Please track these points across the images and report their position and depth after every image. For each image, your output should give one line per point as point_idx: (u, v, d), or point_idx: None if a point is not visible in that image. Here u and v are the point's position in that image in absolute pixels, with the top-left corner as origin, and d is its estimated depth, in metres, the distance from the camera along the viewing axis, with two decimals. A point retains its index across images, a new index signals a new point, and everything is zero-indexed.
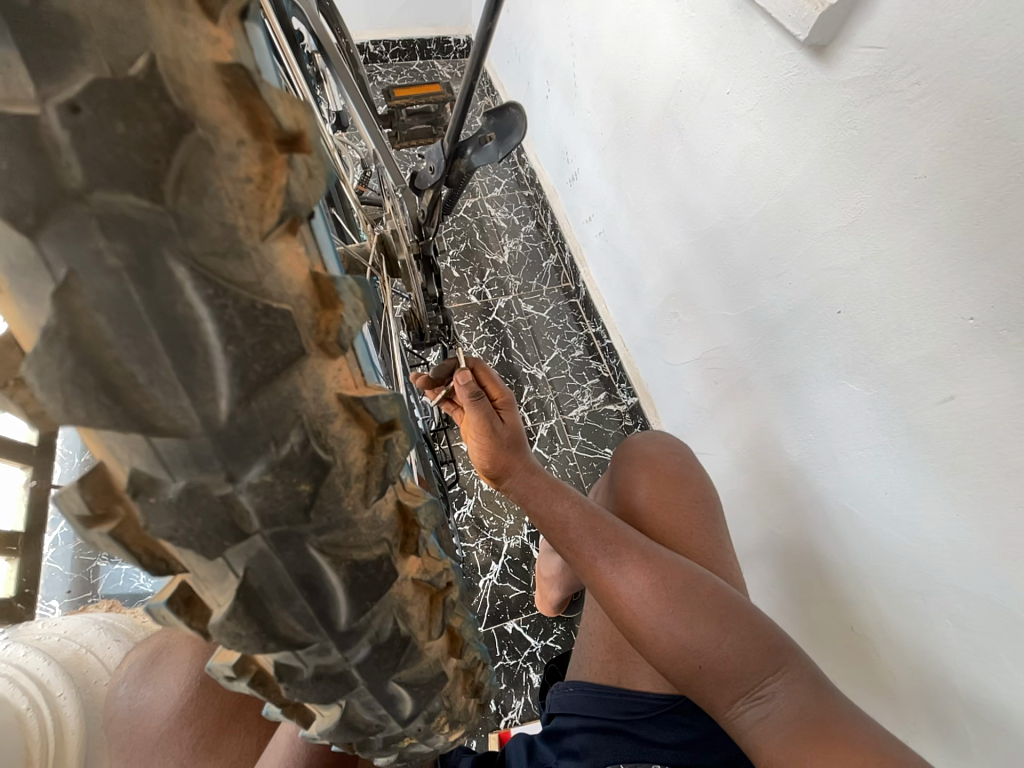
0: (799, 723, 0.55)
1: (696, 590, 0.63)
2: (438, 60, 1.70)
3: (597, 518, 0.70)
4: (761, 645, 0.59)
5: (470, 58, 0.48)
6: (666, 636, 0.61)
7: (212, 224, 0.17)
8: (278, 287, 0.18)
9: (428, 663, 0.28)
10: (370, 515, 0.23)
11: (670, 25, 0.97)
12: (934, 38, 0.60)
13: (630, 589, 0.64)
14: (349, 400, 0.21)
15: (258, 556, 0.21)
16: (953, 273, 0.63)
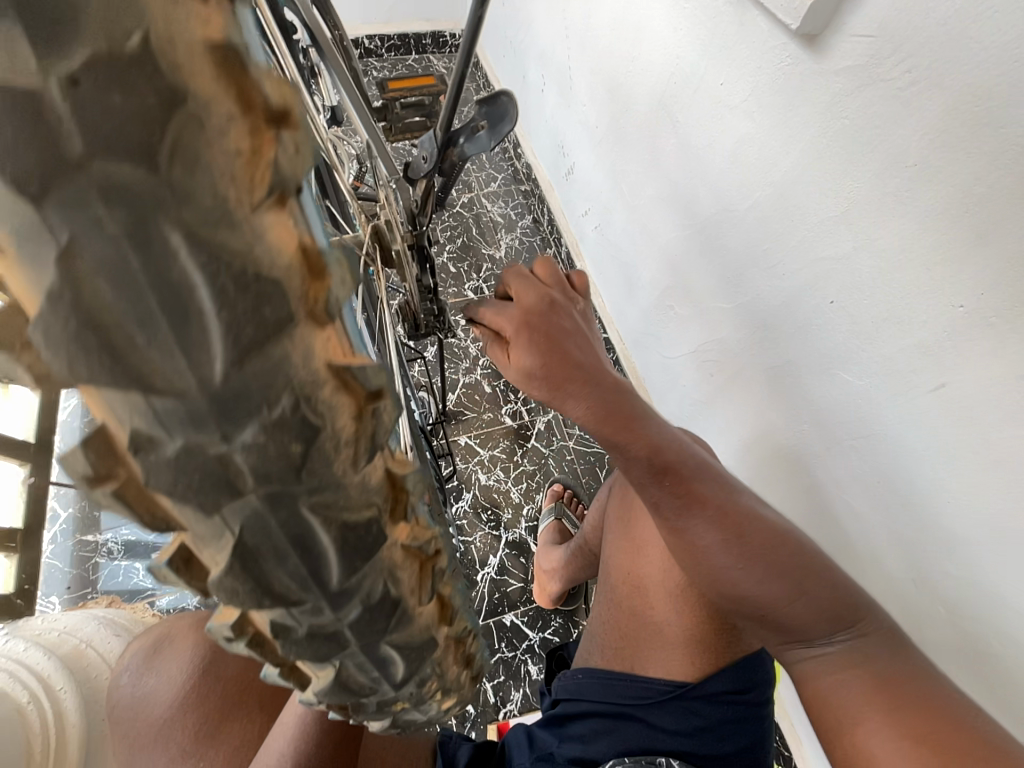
0: (863, 671, 0.53)
1: (780, 547, 0.57)
2: (433, 54, 1.69)
3: (677, 458, 0.60)
4: (834, 604, 0.55)
5: (460, 47, 0.48)
6: (736, 585, 0.58)
7: (202, 178, 0.15)
8: (269, 256, 0.16)
9: (419, 629, 0.27)
10: (359, 479, 0.21)
11: (663, 16, 0.97)
12: (923, 26, 0.60)
13: (701, 539, 0.59)
14: (339, 368, 0.19)
15: (252, 517, 0.19)
16: (943, 261, 0.63)
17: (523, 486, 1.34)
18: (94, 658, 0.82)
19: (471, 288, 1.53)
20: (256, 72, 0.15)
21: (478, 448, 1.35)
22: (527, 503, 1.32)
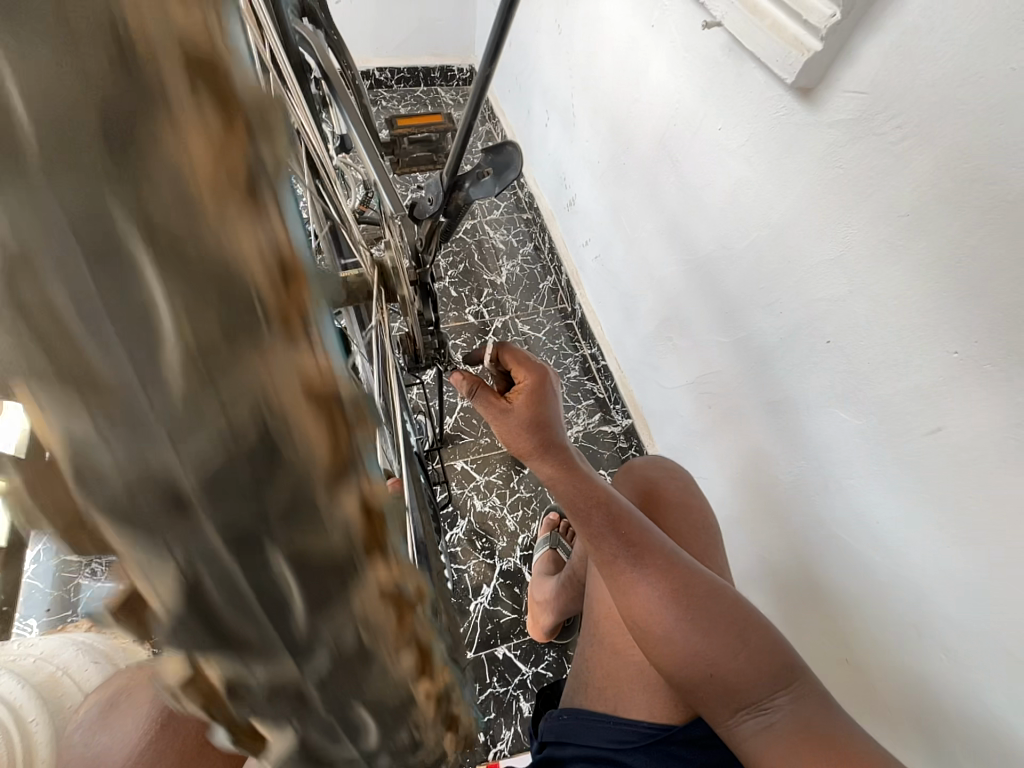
0: (801, 732, 0.58)
1: (718, 599, 0.64)
2: (441, 87, 1.75)
3: (626, 519, 0.68)
4: (772, 661, 0.61)
5: (471, 97, 0.50)
6: (681, 641, 0.61)
7: (165, 190, 0.12)
8: (255, 333, 0.13)
9: (395, 687, 0.19)
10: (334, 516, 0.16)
11: (664, 63, 1.01)
12: (914, 86, 0.63)
13: (648, 593, 0.64)
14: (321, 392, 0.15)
15: (213, 557, 0.14)
16: (938, 307, 0.64)
17: (518, 513, 1.32)
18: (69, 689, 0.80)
19: (471, 313, 1.54)
20: (237, 75, 0.13)
21: (474, 473, 1.34)
22: (522, 531, 1.30)
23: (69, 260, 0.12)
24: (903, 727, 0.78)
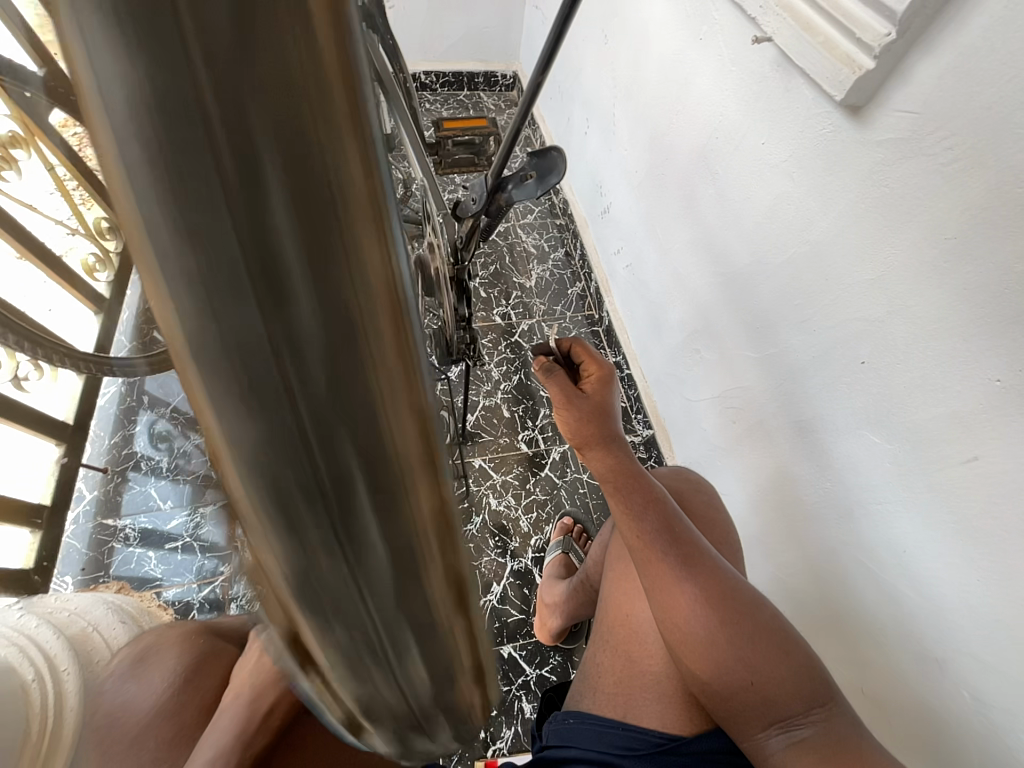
0: (835, 751, 0.57)
1: (761, 611, 0.63)
2: (484, 92, 1.79)
3: (676, 523, 0.69)
4: (810, 680, 0.61)
5: (519, 104, 0.52)
6: (722, 649, 0.61)
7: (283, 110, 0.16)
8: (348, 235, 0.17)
9: (431, 610, 0.21)
10: (396, 419, 0.18)
11: (710, 75, 1.02)
12: (968, 108, 0.62)
13: (692, 597, 0.64)
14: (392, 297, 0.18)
15: (286, 423, 0.17)
16: (982, 333, 0.63)
17: (533, 515, 1.33)
18: (99, 644, 0.85)
19: (499, 314, 1.57)
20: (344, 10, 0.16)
21: (492, 471, 1.36)
22: (535, 533, 1.31)
23: (214, 168, 0.16)
24: (915, 763, 0.76)
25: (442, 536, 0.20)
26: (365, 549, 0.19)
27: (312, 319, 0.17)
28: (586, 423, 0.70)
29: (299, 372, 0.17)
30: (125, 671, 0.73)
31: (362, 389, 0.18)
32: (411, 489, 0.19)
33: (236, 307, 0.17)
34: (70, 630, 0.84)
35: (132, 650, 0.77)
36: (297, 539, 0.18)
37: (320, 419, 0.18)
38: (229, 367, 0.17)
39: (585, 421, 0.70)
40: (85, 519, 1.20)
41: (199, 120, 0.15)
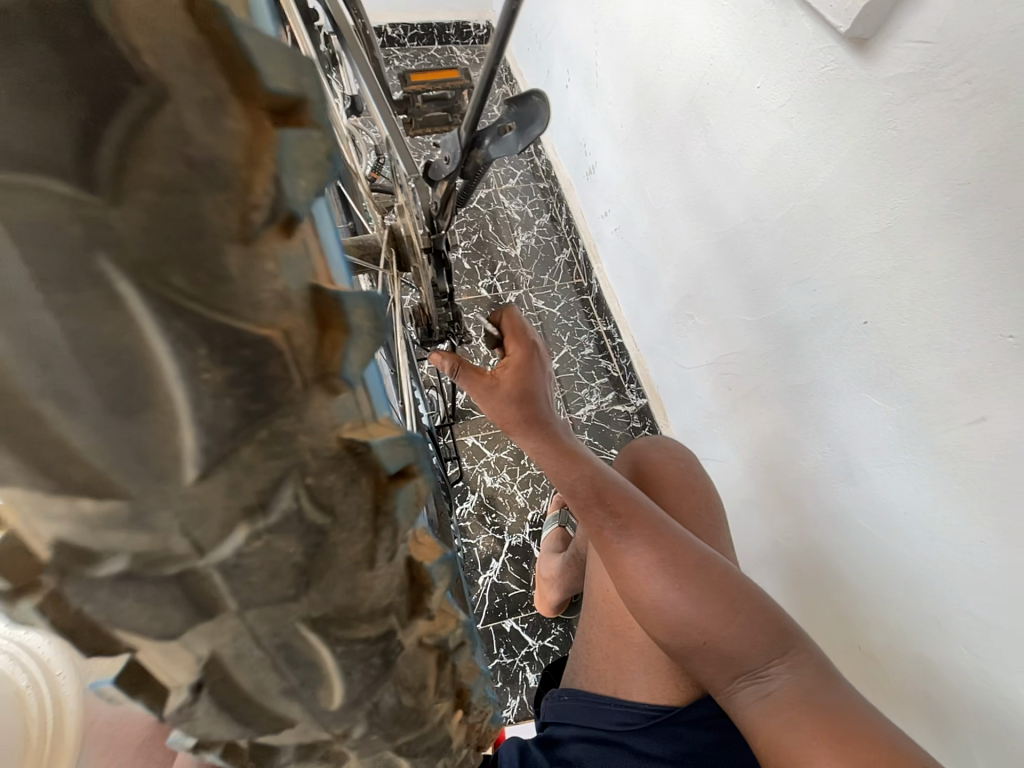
0: (801, 703, 0.56)
1: (708, 568, 0.62)
2: (456, 45, 1.64)
3: (609, 490, 0.66)
4: (768, 632, 0.60)
5: (490, 46, 0.45)
6: (671, 611, 0.61)
7: (147, 203, 0.11)
8: (257, 344, 0.13)
9: (375, 639, 0.18)
10: (344, 502, 0.16)
11: (698, 14, 0.93)
12: (988, 34, 0.56)
13: (636, 561, 0.63)
14: (332, 393, 0.14)
15: (211, 554, 0.15)
16: (994, 289, 0.59)
17: (528, 490, 1.31)
18: None
19: (484, 286, 1.49)
20: (261, 74, 0.11)
21: (485, 450, 1.32)
22: (532, 507, 1.29)
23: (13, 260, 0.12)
24: (909, 710, 0.78)
25: (404, 575, 0.18)
26: (347, 659, 0.18)
27: (275, 521, 0.15)
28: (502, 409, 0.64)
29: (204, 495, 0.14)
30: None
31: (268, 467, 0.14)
32: (330, 466, 0.15)
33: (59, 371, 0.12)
34: None
35: None
36: (284, 666, 0.18)
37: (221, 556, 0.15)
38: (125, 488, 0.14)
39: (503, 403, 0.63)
40: None
41: (137, 364, 0.13)
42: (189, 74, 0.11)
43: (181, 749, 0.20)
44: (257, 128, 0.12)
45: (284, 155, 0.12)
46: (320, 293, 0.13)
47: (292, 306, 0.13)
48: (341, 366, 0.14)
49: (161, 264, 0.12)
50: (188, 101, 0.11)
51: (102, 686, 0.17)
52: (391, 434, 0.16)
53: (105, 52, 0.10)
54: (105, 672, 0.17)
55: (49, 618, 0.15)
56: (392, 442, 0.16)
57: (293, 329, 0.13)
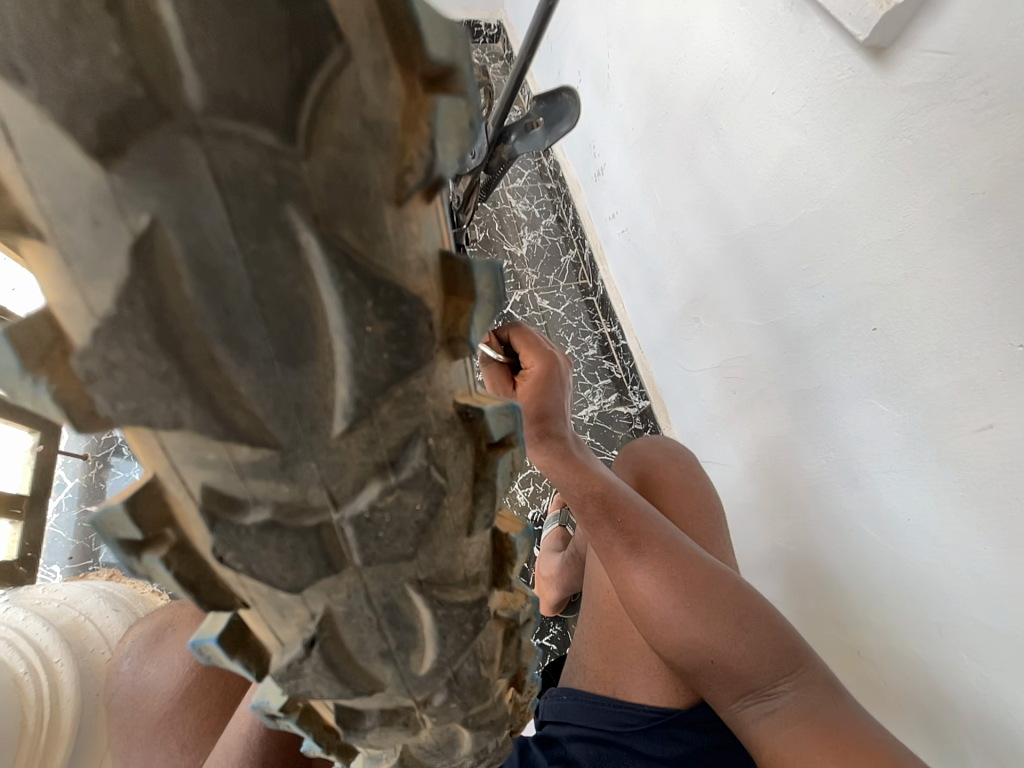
0: (808, 722, 0.56)
1: (716, 584, 0.62)
2: (468, 44, 1.64)
3: (616, 502, 0.66)
4: (777, 651, 0.59)
5: (523, 44, 0.46)
6: (678, 628, 0.60)
7: (332, 160, 0.17)
8: (407, 279, 0.20)
9: (464, 604, 0.26)
10: (454, 473, 0.23)
11: (716, 17, 0.93)
12: (1006, 46, 0.56)
13: (644, 579, 0.62)
14: (449, 337, 0.21)
15: (338, 474, 0.21)
16: (1004, 297, 0.59)
17: (529, 489, 1.31)
18: (93, 633, 0.79)
19: None
20: (427, 51, 0.17)
21: None
22: (532, 506, 1.29)
23: (207, 232, 0.16)
24: (907, 718, 0.78)
25: (486, 545, 0.27)
26: (442, 623, 0.26)
27: (404, 477, 0.21)
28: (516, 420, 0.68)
29: (335, 425, 0.20)
30: (141, 653, 0.68)
31: (400, 398, 0.20)
32: (451, 445, 0.23)
33: (246, 322, 0.18)
34: (60, 621, 0.78)
35: (147, 623, 0.71)
36: (389, 628, 0.25)
37: (353, 465, 0.21)
38: (264, 410, 0.19)
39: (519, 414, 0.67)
40: (68, 506, 1.14)
41: (298, 312, 0.18)
42: (368, 40, 0.17)
43: (269, 712, 0.27)
44: (411, 104, 0.18)
45: (437, 121, 0.18)
46: (451, 263, 0.21)
47: (430, 273, 0.20)
48: (467, 331, 0.21)
49: (337, 219, 0.17)
50: (367, 63, 0.17)
51: (209, 642, 0.24)
52: (497, 406, 0.23)
53: (316, 19, 0.16)
54: (210, 630, 0.24)
55: (173, 562, 0.21)
56: (497, 417, 0.23)
57: (430, 278, 0.20)
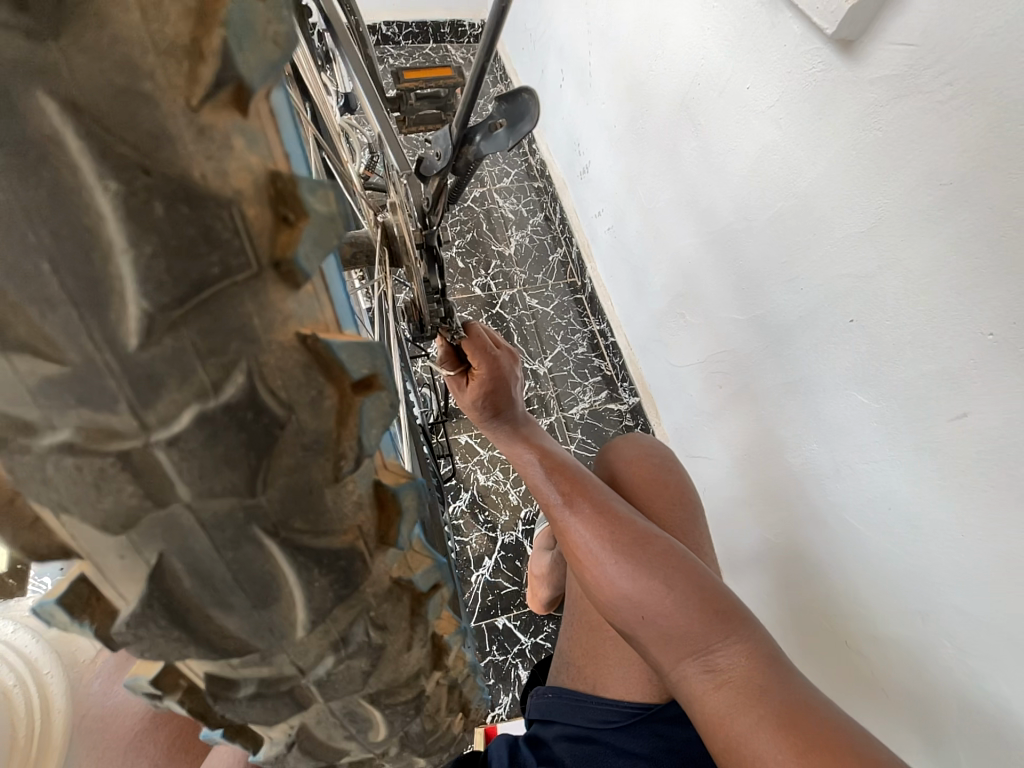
0: (748, 686, 0.53)
1: (650, 543, 0.64)
2: (452, 44, 1.64)
3: (561, 470, 0.73)
4: (708, 609, 0.58)
5: (481, 43, 0.45)
6: (609, 581, 0.63)
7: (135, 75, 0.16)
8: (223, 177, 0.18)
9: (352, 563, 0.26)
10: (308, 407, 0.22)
11: (692, 13, 0.93)
12: (970, 37, 0.57)
13: (581, 534, 0.67)
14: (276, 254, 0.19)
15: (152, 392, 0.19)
16: (977, 284, 0.60)
17: (521, 488, 1.31)
18: None
19: (478, 285, 1.49)
20: None
21: (478, 448, 1.33)
22: (525, 505, 1.29)
23: None
24: (897, 707, 0.78)
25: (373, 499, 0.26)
26: (336, 587, 0.26)
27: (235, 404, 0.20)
28: (469, 409, 0.74)
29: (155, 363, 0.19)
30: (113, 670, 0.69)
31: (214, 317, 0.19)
32: (292, 364, 0.21)
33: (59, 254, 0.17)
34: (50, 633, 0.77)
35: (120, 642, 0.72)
36: (250, 589, 0.24)
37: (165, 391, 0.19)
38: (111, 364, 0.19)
39: (474, 404, 0.73)
40: None
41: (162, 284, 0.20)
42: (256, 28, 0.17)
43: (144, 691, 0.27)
44: (284, 228, 0.19)
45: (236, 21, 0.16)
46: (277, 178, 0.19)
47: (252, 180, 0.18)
48: (293, 253, 0.19)
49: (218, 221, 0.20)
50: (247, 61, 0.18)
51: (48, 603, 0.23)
52: (406, 485, 0.27)
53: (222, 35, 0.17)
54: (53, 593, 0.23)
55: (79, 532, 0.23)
56: (349, 355, 0.22)
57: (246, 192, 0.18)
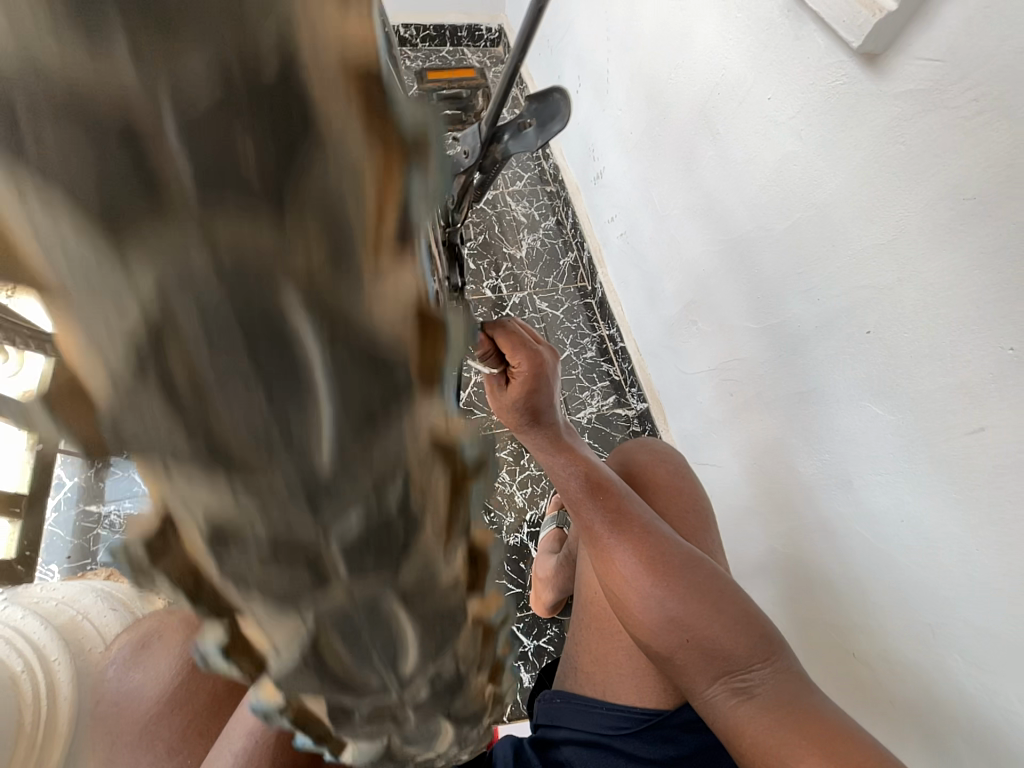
0: (789, 710, 0.56)
1: (695, 568, 0.64)
2: (468, 48, 1.65)
3: (603, 486, 0.69)
4: (753, 636, 0.60)
5: (516, 43, 0.46)
6: (654, 606, 0.62)
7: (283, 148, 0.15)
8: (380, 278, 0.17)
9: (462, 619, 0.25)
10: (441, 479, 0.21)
11: (713, 23, 0.94)
12: (997, 53, 0.57)
13: (624, 557, 0.65)
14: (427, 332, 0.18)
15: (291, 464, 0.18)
16: (999, 298, 0.60)
17: (527, 490, 1.31)
18: (91, 632, 0.78)
19: (489, 286, 1.50)
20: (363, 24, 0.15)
21: None
22: (530, 507, 1.29)
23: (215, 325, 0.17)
24: (900, 719, 0.78)
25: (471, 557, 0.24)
26: (416, 618, 0.23)
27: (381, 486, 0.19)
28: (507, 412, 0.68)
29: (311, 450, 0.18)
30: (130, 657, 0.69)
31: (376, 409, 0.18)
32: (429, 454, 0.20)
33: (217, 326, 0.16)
34: (58, 619, 0.77)
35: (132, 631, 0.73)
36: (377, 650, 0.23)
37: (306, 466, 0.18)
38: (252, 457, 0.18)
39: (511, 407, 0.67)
40: (67, 506, 1.13)
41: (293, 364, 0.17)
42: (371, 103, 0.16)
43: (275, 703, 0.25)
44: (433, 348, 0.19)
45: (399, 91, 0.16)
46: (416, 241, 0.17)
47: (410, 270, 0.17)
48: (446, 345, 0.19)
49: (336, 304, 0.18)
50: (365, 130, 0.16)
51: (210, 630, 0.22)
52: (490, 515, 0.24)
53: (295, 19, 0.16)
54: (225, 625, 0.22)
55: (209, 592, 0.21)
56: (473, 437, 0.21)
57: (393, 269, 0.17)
